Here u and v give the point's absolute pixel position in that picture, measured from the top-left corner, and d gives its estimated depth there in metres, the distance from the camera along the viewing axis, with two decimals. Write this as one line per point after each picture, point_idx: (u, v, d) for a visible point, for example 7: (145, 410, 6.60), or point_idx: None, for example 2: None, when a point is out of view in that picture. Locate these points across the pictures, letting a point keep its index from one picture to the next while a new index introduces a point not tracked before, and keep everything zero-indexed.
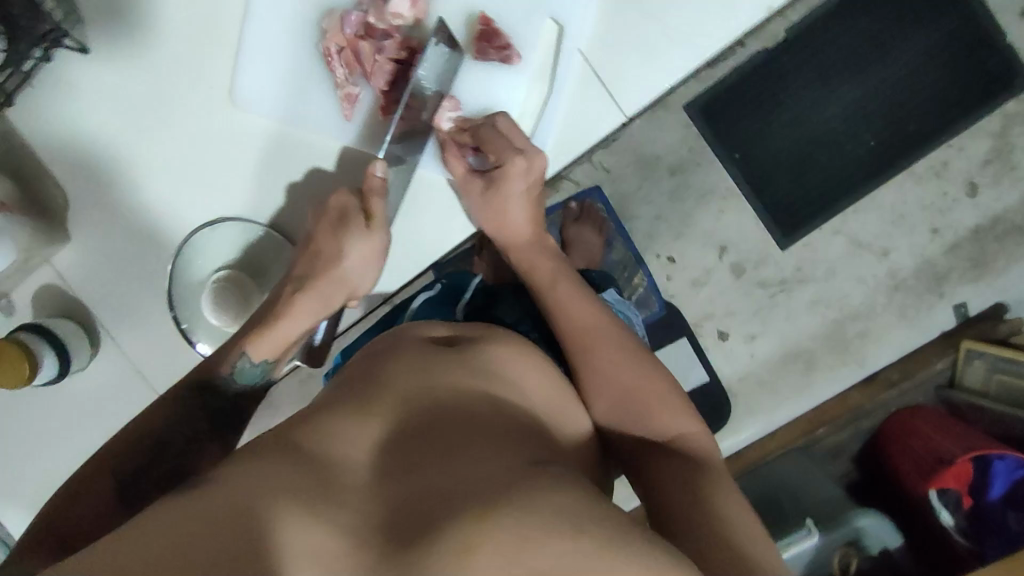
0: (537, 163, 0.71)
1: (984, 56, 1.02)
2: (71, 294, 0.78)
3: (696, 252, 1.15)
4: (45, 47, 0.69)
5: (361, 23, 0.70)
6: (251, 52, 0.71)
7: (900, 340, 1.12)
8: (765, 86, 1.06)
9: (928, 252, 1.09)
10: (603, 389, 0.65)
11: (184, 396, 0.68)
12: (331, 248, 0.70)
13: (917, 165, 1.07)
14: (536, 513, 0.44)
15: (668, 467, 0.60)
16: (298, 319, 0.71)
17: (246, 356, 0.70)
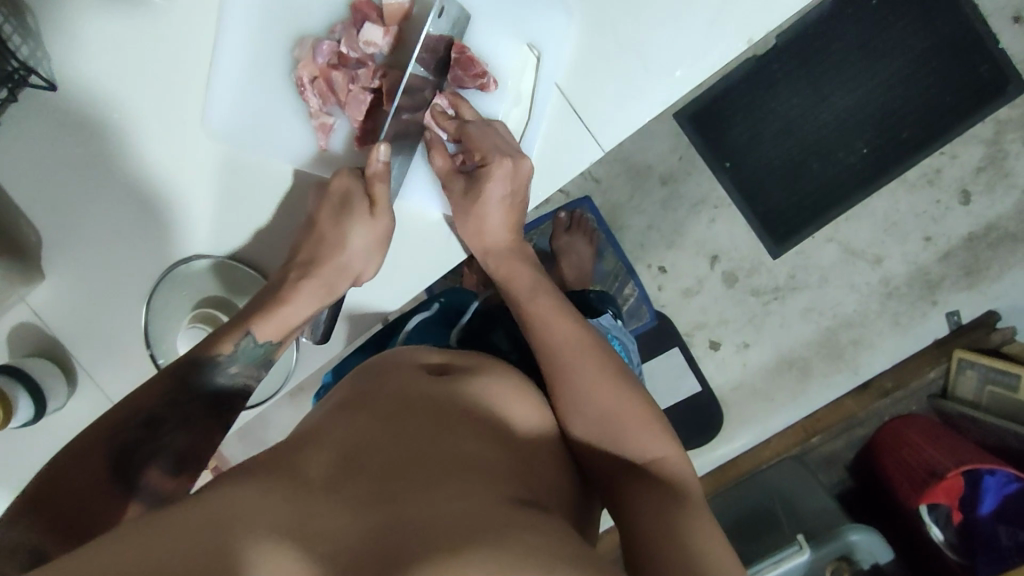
0: (523, 171, 0.60)
1: (976, 62, 1.01)
2: (46, 331, 0.69)
3: (688, 262, 1.14)
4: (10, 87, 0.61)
5: (333, 51, 0.60)
6: (223, 78, 0.62)
7: (893, 348, 1.11)
8: (755, 95, 1.05)
9: (921, 260, 1.09)
10: (575, 415, 0.57)
11: (173, 374, 0.60)
12: (331, 233, 0.62)
13: (910, 172, 1.06)
14: (508, 549, 0.43)
15: (642, 497, 0.52)
16: (301, 308, 0.64)
17: (247, 337, 0.62)
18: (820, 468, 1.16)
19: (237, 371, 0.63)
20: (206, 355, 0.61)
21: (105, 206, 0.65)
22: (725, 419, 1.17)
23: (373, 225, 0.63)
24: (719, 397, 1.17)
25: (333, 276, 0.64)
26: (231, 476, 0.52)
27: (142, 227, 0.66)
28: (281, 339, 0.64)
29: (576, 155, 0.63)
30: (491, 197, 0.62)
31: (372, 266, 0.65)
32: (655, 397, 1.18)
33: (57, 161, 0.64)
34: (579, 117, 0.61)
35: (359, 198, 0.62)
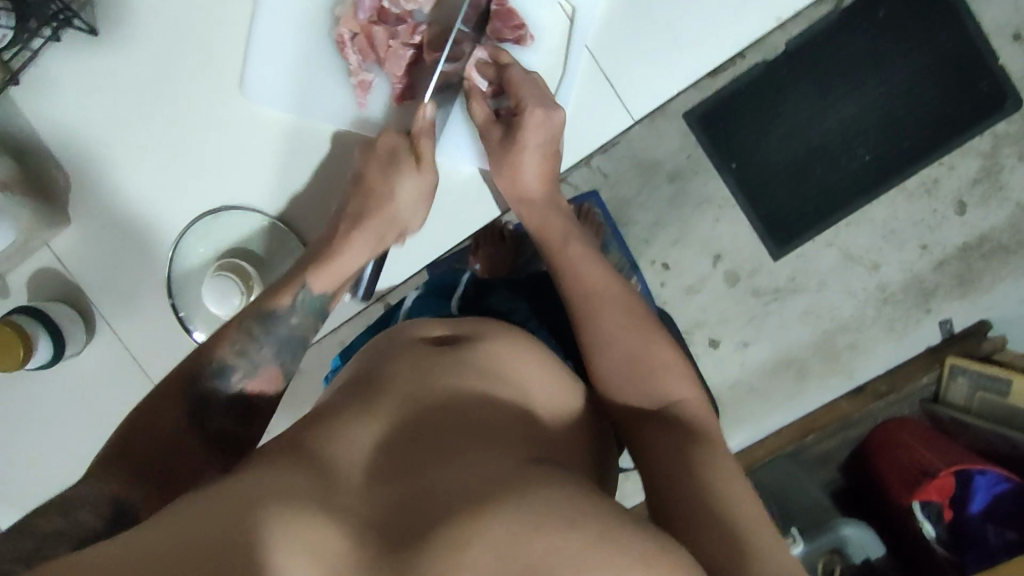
0: (554, 119, 0.77)
1: (977, 77, 1.04)
2: (73, 280, 0.92)
3: (691, 260, 1.16)
4: (54, 27, 0.80)
5: (373, 9, 0.78)
6: (271, 50, 0.82)
7: (887, 353, 1.13)
8: (763, 99, 1.08)
9: (917, 268, 1.11)
10: (606, 357, 0.66)
11: (241, 327, 0.70)
12: (383, 187, 0.78)
13: (910, 181, 1.09)
14: (532, 508, 0.44)
15: (665, 439, 0.60)
16: (358, 251, 0.78)
17: (306, 287, 0.74)
18: (814, 467, 1.18)
19: (297, 321, 0.73)
20: (268, 310, 0.72)
21: (173, 171, 0.86)
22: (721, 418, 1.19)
23: (417, 176, 0.79)
24: (716, 395, 1.19)
25: (386, 221, 0.79)
26: (253, 464, 0.52)
27: (204, 190, 0.87)
28: (333, 292, 0.76)
29: (605, 108, 0.83)
30: (527, 140, 0.76)
31: (417, 216, 0.82)
32: None
33: (142, 132, 0.86)
34: (612, 87, 0.81)
35: (404, 151, 0.78)
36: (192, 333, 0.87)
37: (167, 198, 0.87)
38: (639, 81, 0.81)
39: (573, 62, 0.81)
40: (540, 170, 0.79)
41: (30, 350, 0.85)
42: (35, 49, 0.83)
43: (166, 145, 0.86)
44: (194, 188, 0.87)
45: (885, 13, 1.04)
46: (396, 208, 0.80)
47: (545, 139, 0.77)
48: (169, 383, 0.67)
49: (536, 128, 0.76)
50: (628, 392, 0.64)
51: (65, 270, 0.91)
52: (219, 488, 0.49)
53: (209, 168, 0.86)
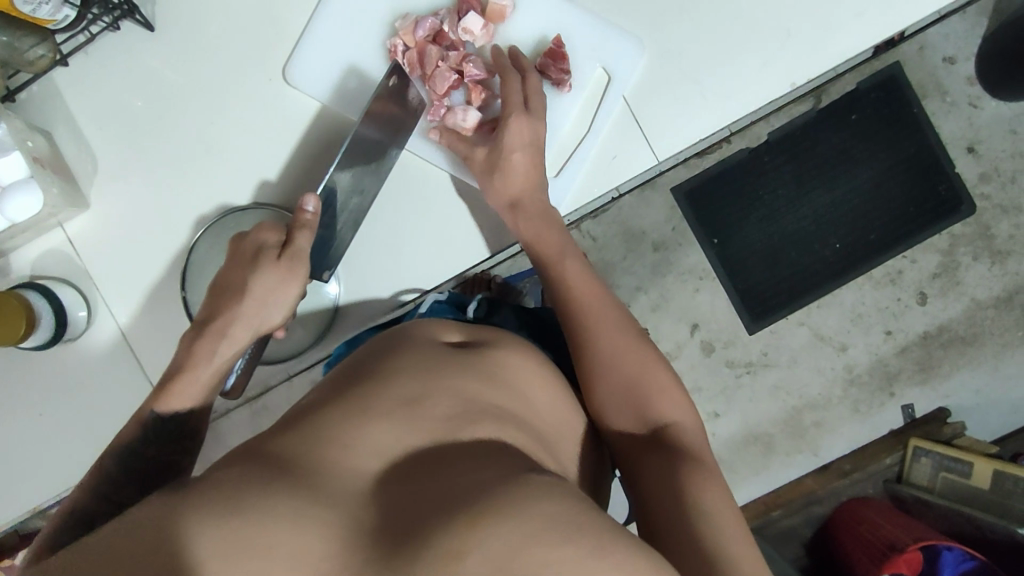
0: (537, 129, 0.76)
1: (938, 182, 1.15)
2: (80, 262, 0.77)
3: (669, 326, 1.20)
4: (115, 16, 0.73)
5: (434, 29, 0.75)
6: (317, 41, 0.76)
7: (852, 433, 1.18)
8: (745, 181, 1.15)
9: (881, 352, 1.18)
10: (606, 376, 0.63)
11: (107, 466, 0.63)
12: (239, 283, 0.68)
13: (876, 270, 1.17)
14: (534, 518, 0.37)
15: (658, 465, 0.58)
16: (209, 356, 0.68)
17: (164, 407, 0.66)
18: (780, 543, 1.18)
19: (165, 442, 0.65)
20: (125, 443, 0.64)
21: (193, 161, 0.76)
22: None
23: (274, 274, 0.68)
24: None
25: (234, 330, 0.68)
26: (220, 463, 0.44)
27: (212, 182, 0.77)
28: (192, 408, 0.67)
29: (634, 157, 0.79)
30: (514, 145, 0.75)
31: (279, 313, 0.70)
32: None
33: (164, 114, 0.76)
34: (641, 129, 0.79)
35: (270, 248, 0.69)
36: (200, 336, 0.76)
37: (188, 186, 0.77)
38: (668, 129, 0.79)
39: (605, 109, 0.79)
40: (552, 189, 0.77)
41: (29, 328, 0.70)
42: (91, 33, 0.74)
43: (192, 130, 0.76)
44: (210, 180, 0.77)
45: (856, 117, 1.14)
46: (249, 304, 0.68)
47: (529, 144, 0.75)
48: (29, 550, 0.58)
49: (527, 135, 0.75)
50: (623, 417, 0.62)
51: (75, 255, 0.76)
52: (175, 490, 0.41)
53: (234, 152, 0.76)
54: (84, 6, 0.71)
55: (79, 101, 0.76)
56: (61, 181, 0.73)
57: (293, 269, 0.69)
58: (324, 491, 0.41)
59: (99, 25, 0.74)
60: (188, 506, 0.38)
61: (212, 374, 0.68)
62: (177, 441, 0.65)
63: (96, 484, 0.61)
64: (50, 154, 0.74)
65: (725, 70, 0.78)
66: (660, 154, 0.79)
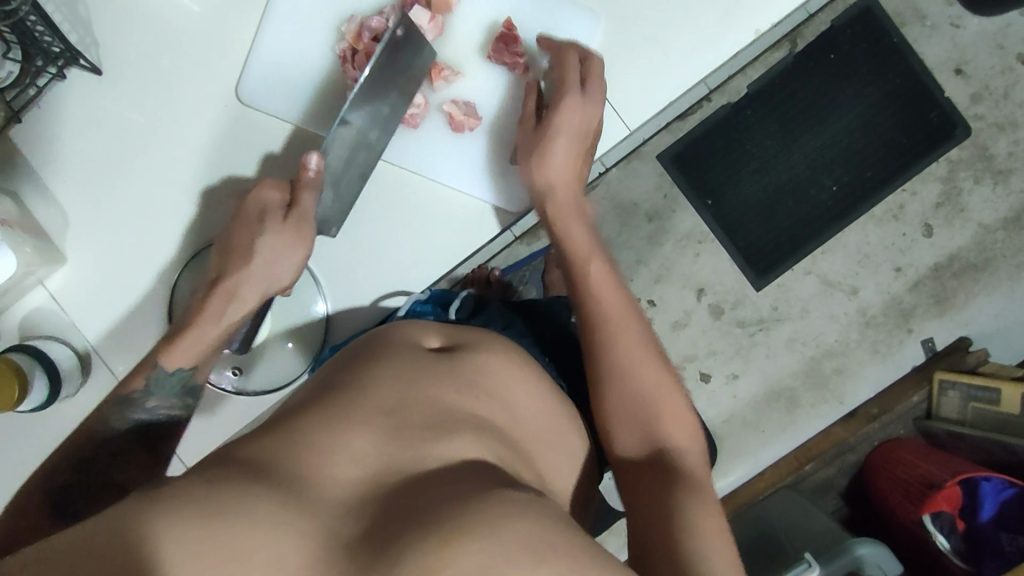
0: (589, 113, 0.72)
1: (927, 109, 1.12)
2: (67, 318, 0.76)
3: (675, 295, 1.18)
4: (59, 65, 0.71)
5: (380, 27, 0.73)
6: (265, 59, 0.75)
7: (874, 376, 1.16)
8: (730, 138, 1.13)
9: (894, 289, 1.16)
10: (619, 387, 0.61)
11: (102, 418, 0.62)
12: (247, 244, 0.70)
13: (877, 208, 1.14)
14: (501, 542, 0.37)
15: (657, 483, 0.56)
16: (217, 312, 0.68)
17: (159, 367, 0.65)
18: (816, 496, 1.16)
19: (158, 404, 0.64)
20: (124, 396, 0.63)
21: (166, 201, 0.76)
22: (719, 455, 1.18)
23: (283, 238, 0.70)
24: (712, 430, 1.18)
25: (245, 291, 0.70)
26: (195, 467, 0.42)
27: (188, 219, 0.76)
28: (195, 364, 0.66)
29: (606, 131, 0.78)
30: (559, 129, 0.72)
31: (290, 272, 0.71)
32: None
33: (128, 158, 0.75)
34: (607, 100, 0.77)
35: (277, 208, 0.71)
36: None
37: (164, 226, 0.76)
38: (638, 99, 0.77)
39: None
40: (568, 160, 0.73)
41: (25, 391, 0.69)
42: (40, 85, 0.72)
43: (160, 168, 0.75)
44: (185, 217, 0.76)
45: (836, 56, 1.11)
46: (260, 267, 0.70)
47: (580, 128, 0.72)
48: (26, 481, 0.60)
49: (574, 108, 0.71)
50: (627, 428, 0.60)
51: (63, 311, 0.76)
52: (145, 491, 0.39)
53: (206, 185, 0.76)
54: (26, 59, 0.69)
55: (39, 156, 0.74)
56: (34, 239, 0.72)
57: (302, 231, 0.71)
58: (299, 499, 0.39)
59: (47, 76, 0.72)
60: (160, 505, 0.36)
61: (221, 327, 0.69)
62: (168, 402, 0.65)
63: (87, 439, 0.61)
64: (20, 215, 0.71)
65: (685, 28, 0.76)
66: (630, 122, 0.78)
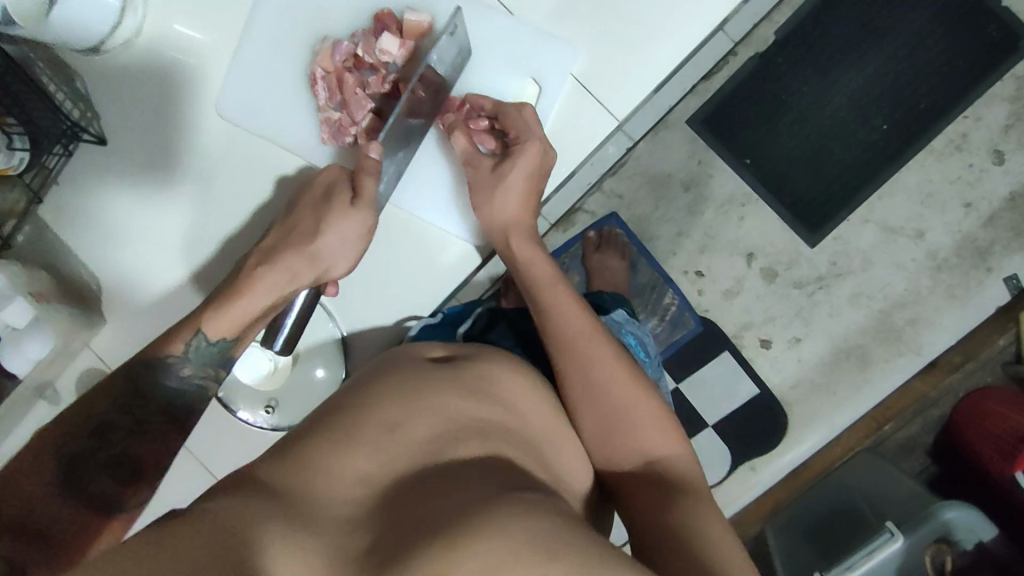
0: (544, 156, 0.63)
1: (982, 24, 1.02)
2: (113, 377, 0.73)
3: (724, 262, 1.13)
4: (67, 143, 0.64)
5: (351, 53, 0.64)
6: (243, 76, 0.66)
7: (954, 322, 1.07)
8: (763, 89, 1.06)
9: (966, 227, 1.06)
10: (593, 405, 0.58)
11: (129, 377, 0.58)
12: (309, 222, 0.63)
13: (937, 141, 1.05)
14: (510, 542, 0.37)
15: (648, 495, 0.54)
16: (267, 287, 0.62)
17: (200, 334, 0.60)
18: (899, 458, 1.10)
19: (191, 372, 0.60)
20: (159, 356, 0.59)
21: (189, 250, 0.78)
22: (789, 422, 1.13)
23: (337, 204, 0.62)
24: (779, 397, 1.13)
25: (300, 267, 0.63)
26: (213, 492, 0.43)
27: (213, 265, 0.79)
28: (237, 335, 0.62)
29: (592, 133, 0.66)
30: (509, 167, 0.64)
31: (345, 257, 0.63)
32: (710, 406, 1.15)
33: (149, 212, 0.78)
34: (588, 96, 0.65)
35: (342, 189, 0.63)
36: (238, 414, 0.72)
37: None
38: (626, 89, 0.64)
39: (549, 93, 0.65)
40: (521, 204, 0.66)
41: None
42: (50, 166, 0.65)
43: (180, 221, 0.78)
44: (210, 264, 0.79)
45: None
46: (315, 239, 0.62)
47: (529, 172, 0.64)
48: (42, 435, 0.54)
49: (518, 162, 0.63)
50: (612, 447, 0.57)
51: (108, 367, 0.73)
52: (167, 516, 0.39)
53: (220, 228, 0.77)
54: (35, 148, 0.62)
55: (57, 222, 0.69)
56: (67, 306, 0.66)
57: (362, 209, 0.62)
58: (304, 525, 0.40)
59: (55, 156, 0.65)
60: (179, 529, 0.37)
61: (264, 305, 0.62)
62: (201, 372, 0.61)
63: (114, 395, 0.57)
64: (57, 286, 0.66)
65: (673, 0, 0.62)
66: (620, 114, 0.65)
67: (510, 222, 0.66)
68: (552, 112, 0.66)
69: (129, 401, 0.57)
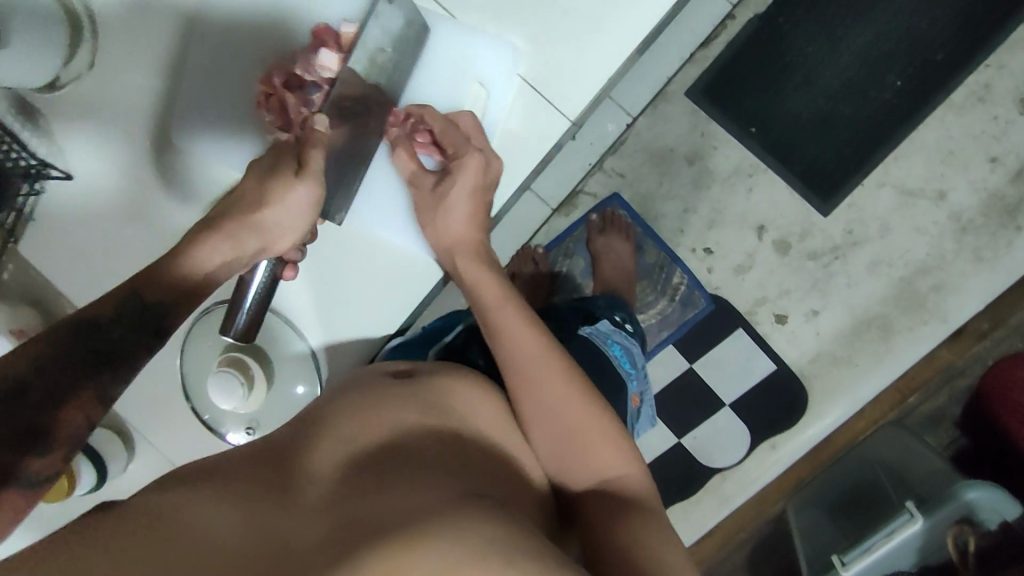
0: (491, 166, 0.65)
1: None
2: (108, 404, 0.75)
3: (734, 237, 1.09)
4: (32, 182, 0.64)
5: (289, 74, 0.61)
6: (191, 98, 0.65)
7: (982, 286, 1.02)
8: (766, 52, 1.01)
9: (991, 184, 1.00)
10: (543, 427, 0.56)
11: (49, 344, 0.47)
12: (253, 191, 0.54)
13: (957, 94, 0.98)
14: (454, 541, 0.38)
15: (602, 511, 0.53)
16: (208, 255, 0.54)
17: (135, 294, 0.51)
18: (926, 430, 1.06)
19: (129, 337, 0.51)
20: (89, 318, 0.49)
21: None
22: (810, 398, 1.09)
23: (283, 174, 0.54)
24: (798, 373, 1.09)
25: (249, 235, 0.55)
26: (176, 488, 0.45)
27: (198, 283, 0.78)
28: (180, 301, 0.53)
29: (549, 134, 0.67)
30: (453, 182, 0.65)
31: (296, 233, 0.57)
32: (726, 385, 1.12)
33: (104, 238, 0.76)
34: (540, 96, 0.65)
35: (277, 167, 0.55)
36: (225, 436, 0.74)
37: None
38: (580, 87, 0.64)
39: (497, 100, 0.65)
40: (471, 214, 0.66)
41: (72, 482, 0.69)
42: (21, 207, 0.66)
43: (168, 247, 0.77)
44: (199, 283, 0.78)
45: None
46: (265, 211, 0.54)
47: (473, 186, 0.65)
48: None
49: (460, 175, 0.65)
50: (567, 464, 0.55)
51: None
52: (129, 514, 0.42)
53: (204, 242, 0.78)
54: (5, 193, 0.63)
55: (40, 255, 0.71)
56: None
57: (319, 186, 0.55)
58: (254, 526, 0.41)
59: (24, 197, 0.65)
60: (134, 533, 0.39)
61: (206, 275, 0.54)
62: (141, 337, 0.51)
63: (28, 360, 0.46)
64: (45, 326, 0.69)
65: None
66: (571, 113, 0.65)
67: (454, 243, 0.66)
68: (503, 116, 0.66)
69: (45, 369, 0.47)
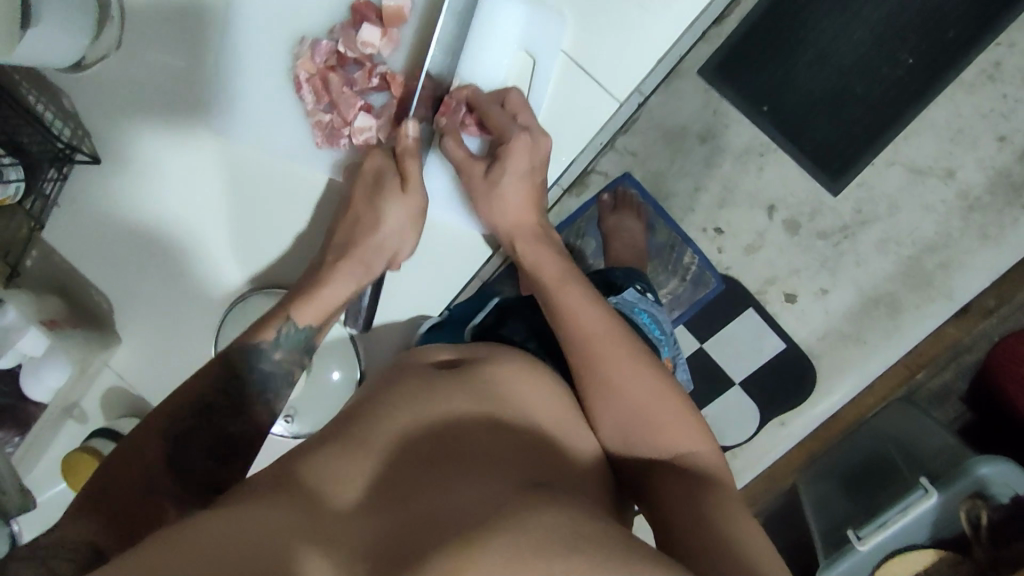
0: (540, 145, 0.69)
1: None
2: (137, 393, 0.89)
3: (745, 215, 1.09)
4: (61, 165, 0.79)
5: (332, 52, 0.71)
6: (238, 93, 0.74)
7: (987, 263, 1.03)
8: (780, 29, 1.00)
9: (999, 162, 1.01)
10: (610, 404, 0.57)
11: (226, 365, 0.65)
12: (369, 214, 0.72)
13: (967, 73, 0.99)
14: (525, 536, 0.38)
15: (676, 487, 0.54)
16: (344, 287, 0.72)
17: (290, 322, 0.68)
18: (933, 405, 1.11)
19: (283, 356, 0.68)
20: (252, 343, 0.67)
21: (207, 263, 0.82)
22: (817, 374, 1.11)
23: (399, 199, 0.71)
24: (806, 351, 1.11)
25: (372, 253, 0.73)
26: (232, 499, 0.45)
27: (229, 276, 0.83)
28: (319, 322, 0.70)
29: (592, 107, 0.75)
30: (508, 169, 0.69)
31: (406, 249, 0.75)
32: (735, 364, 1.14)
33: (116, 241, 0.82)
34: (579, 67, 0.73)
35: (392, 175, 0.71)
36: None
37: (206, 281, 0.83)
38: (623, 69, 0.73)
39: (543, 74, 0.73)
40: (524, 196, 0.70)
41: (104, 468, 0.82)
42: (48, 194, 0.81)
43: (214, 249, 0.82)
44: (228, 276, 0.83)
45: None
46: (381, 234, 0.72)
47: (526, 170, 0.69)
48: (155, 414, 0.62)
49: (515, 156, 0.68)
50: (635, 441, 0.57)
51: (128, 384, 0.89)
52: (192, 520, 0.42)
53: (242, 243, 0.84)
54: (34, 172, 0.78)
55: (71, 236, 0.83)
56: (79, 332, 0.82)
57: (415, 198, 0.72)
58: (315, 526, 0.41)
59: (51, 181, 0.80)
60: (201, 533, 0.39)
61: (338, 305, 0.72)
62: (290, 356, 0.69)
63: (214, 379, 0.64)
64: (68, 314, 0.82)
65: None
66: (618, 94, 0.74)
67: (515, 227, 0.71)
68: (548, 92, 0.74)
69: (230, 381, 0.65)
